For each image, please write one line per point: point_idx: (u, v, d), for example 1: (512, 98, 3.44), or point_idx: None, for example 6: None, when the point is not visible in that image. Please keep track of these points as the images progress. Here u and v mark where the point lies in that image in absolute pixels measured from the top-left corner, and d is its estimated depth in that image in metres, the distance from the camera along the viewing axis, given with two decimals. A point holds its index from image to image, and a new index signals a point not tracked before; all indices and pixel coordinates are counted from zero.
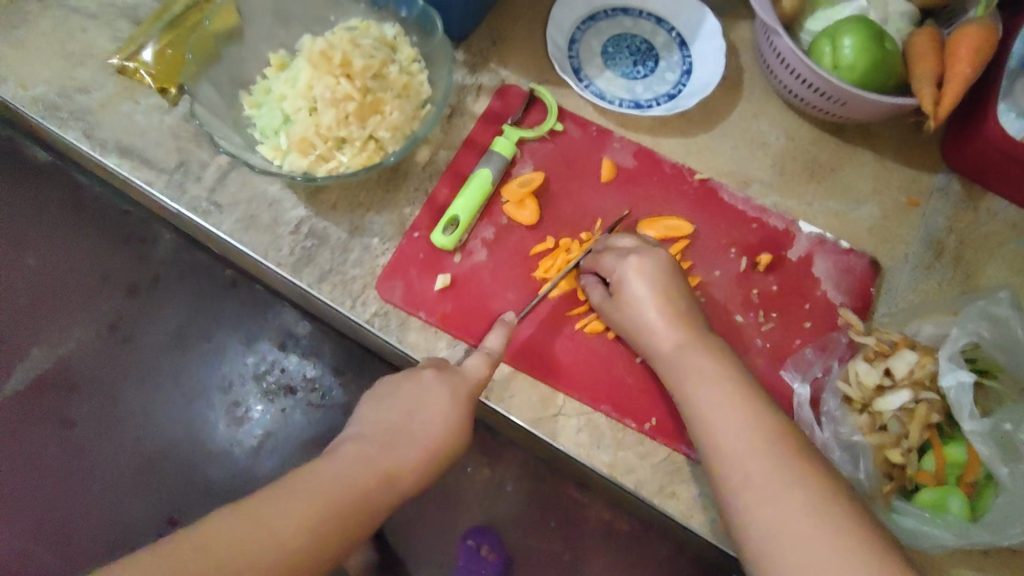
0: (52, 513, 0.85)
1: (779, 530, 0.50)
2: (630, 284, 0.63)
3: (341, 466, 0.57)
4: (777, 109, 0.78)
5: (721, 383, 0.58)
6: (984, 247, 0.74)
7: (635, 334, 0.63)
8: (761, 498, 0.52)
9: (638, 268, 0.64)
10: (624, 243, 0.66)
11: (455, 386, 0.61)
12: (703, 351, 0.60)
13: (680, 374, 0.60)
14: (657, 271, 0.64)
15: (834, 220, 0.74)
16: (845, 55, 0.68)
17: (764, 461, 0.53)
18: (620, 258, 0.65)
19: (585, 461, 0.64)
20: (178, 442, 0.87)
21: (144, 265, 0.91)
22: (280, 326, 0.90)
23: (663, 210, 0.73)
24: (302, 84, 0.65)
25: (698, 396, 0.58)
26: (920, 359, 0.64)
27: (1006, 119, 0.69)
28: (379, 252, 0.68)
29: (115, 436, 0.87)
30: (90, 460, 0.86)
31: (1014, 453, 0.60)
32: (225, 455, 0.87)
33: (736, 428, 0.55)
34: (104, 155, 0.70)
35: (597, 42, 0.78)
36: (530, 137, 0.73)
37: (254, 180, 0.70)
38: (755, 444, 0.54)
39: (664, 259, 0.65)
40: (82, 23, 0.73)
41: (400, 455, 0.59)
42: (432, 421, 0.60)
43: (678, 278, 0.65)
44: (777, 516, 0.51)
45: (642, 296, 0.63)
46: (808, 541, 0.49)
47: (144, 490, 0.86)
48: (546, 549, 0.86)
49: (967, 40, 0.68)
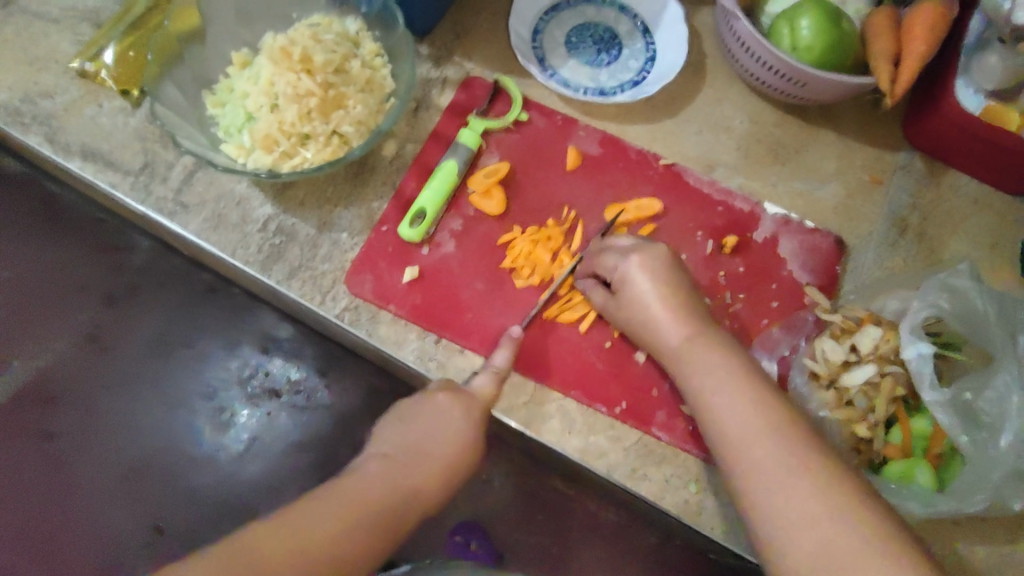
0: (36, 526, 0.83)
1: (799, 532, 0.51)
2: (632, 281, 0.64)
3: (352, 499, 0.55)
4: (741, 93, 0.79)
5: (724, 373, 0.59)
6: (947, 222, 0.75)
7: (642, 329, 0.64)
8: (774, 491, 0.53)
9: (641, 266, 0.64)
10: (621, 245, 0.67)
11: (467, 407, 0.61)
12: (710, 350, 0.60)
13: (693, 373, 0.60)
14: (659, 266, 0.64)
15: (799, 201, 0.75)
16: (802, 36, 0.69)
17: (777, 458, 0.54)
18: (619, 257, 0.65)
19: (558, 447, 0.65)
20: (162, 451, 0.85)
21: (119, 274, 0.89)
22: (261, 331, 0.88)
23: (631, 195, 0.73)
24: (264, 80, 0.65)
25: (710, 400, 0.58)
26: (884, 334, 0.65)
27: (964, 94, 0.71)
28: (348, 247, 0.69)
29: (98, 446, 0.85)
30: (72, 472, 0.84)
31: (975, 422, 0.61)
32: (209, 462, 0.85)
33: (744, 421, 0.56)
34: (67, 159, 0.69)
35: (561, 32, 0.78)
36: (496, 129, 0.74)
37: (221, 179, 0.70)
38: (757, 429, 0.55)
39: (663, 255, 0.65)
40: (43, 28, 0.73)
41: (412, 479, 0.58)
42: (450, 441, 0.60)
43: (680, 274, 0.65)
44: (792, 516, 0.52)
45: (647, 289, 0.63)
46: (815, 524, 0.51)
47: (127, 500, 0.84)
48: (535, 543, 0.85)
49: (922, 18, 0.69)
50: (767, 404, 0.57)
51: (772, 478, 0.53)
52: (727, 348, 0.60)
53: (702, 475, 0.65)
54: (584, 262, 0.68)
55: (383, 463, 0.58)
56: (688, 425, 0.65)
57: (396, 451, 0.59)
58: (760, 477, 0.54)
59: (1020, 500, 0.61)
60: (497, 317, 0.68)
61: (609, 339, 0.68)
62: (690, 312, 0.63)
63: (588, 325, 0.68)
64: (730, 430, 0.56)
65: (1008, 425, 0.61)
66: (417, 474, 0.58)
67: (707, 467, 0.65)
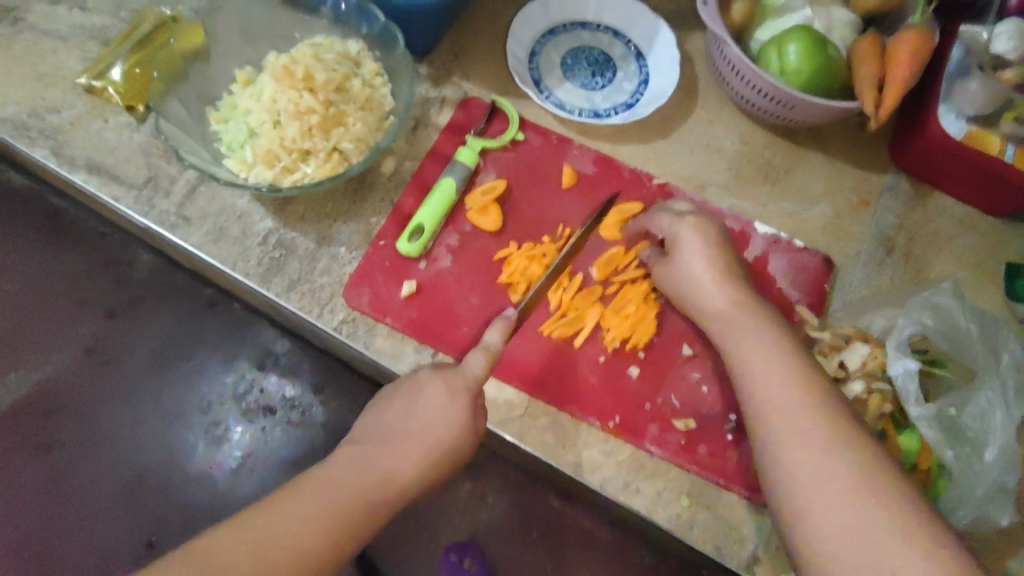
0: (30, 538, 0.82)
1: (812, 491, 0.53)
2: (685, 247, 0.67)
3: (325, 485, 0.57)
4: (731, 115, 0.81)
5: (765, 339, 0.60)
6: (932, 242, 0.77)
7: (685, 294, 0.66)
8: (803, 466, 0.54)
9: (694, 226, 0.68)
10: (677, 208, 0.71)
11: (450, 382, 0.63)
12: (752, 310, 0.63)
13: (727, 335, 0.63)
14: (710, 229, 0.68)
15: (789, 220, 0.77)
16: (789, 62, 0.71)
17: (797, 424, 0.55)
18: (673, 218, 0.69)
19: (553, 461, 0.66)
20: (157, 466, 0.85)
21: (122, 287, 0.91)
22: (259, 345, 0.90)
23: (625, 211, 0.74)
24: (267, 98, 0.67)
25: (744, 356, 0.60)
26: (872, 350, 0.67)
27: (946, 120, 0.72)
28: (347, 261, 0.70)
29: (96, 458, 0.85)
30: (71, 484, 0.84)
31: (959, 437, 0.62)
32: (204, 477, 0.85)
33: (782, 393, 0.57)
34: (73, 172, 0.71)
35: (557, 55, 0.80)
36: (492, 147, 0.75)
37: (223, 194, 0.71)
38: (789, 407, 0.56)
39: (711, 230, 0.68)
40: (52, 45, 0.75)
41: (392, 466, 0.60)
42: (429, 425, 0.61)
43: (727, 245, 0.68)
44: (822, 490, 0.52)
45: (695, 252, 0.66)
46: (843, 499, 0.51)
47: (122, 514, 0.84)
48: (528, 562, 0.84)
49: (905, 44, 0.71)
50: (796, 380, 0.58)
51: (802, 455, 0.54)
52: (768, 314, 0.63)
53: (693, 489, 0.66)
54: (636, 225, 0.72)
55: (362, 450, 0.61)
56: (680, 439, 0.67)
57: (371, 442, 0.62)
58: (779, 433, 0.56)
59: (1005, 515, 0.62)
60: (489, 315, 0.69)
61: (603, 353, 0.69)
62: (731, 276, 0.66)
63: (583, 340, 0.69)
64: (769, 397, 0.57)
65: (991, 441, 0.62)
66: (394, 460, 0.61)
67: (699, 481, 0.66)
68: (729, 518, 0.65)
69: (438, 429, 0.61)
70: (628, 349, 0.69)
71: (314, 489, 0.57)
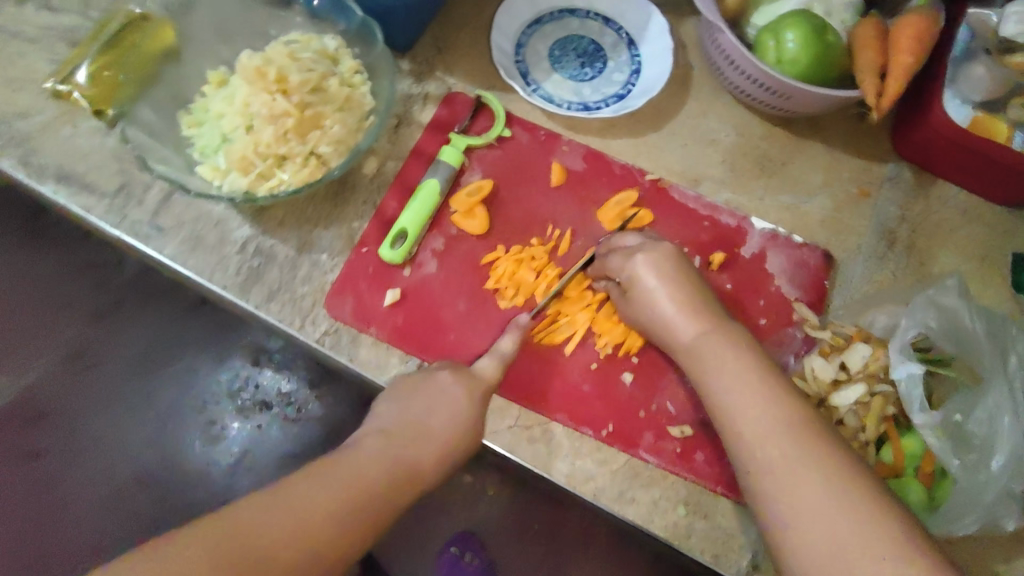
0: (24, 546, 0.81)
1: (808, 519, 0.50)
2: (643, 279, 0.63)
3: (350, 474, 0.53)
4: (726, 106, 0.78)
5: (735, 369, 0.58)
6: (936, 234, 0.74)
7: (655, 330, 0.63)
8: (789, 493, 0.51)
9: (645, 263, 0.63)
10: (628, 245, 0.67)
11: (470, 384, 0.61)
12: (721, 347, 0.59)
13: (700, 372, 0.59)
14: (663, 263, 0.64)
15: (787, 214, 0.74)
16: (788, 50, 0.67)
17: (786, 454, 0.53)
18: (625, 257, 0.65)
19: (545, 472, 0.63)
20: (152, 469, 0.83)
21: (101, 291, 0.86)
22: (249, 344, 0.87)
23: (622, 202, 0.72)
24: (239, 101, 0.64)
25: (715, 388, 0.58)
26: (874, 351, 0.65)
27: (951, 106, 0.69)
28: (328, 268, 0.68)
29: (86, 464, 0.83)
30: (61, 491, 0.82)
31: (965, 444, 0.60)
32: (203, 477, 0.84)
33: (760, 423, 0.55)
34: (42, 182, 0.68)
35: (544, 46, 0.77)
36: (478, 145, 0.73)
37: (199, 201, 0.69)
38: (773, 434, 0.54)
39: (671, 254, 0.64)
40: (19, 47, 0.72)
41: (412, 457, 0.57)
42: (450, 425, 0.58)
43: (688, 275, 0.64)
44: (803, 512, 0.50)
45: (654, 291, 0.63)
46: (827, 523, 0.49)
47: (117, 519, 0.82)
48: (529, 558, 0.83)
49: (907, 29, 0.68)
50: (778, 401, 0.56)
51: (785, 482, 0.52)
52: (738, 343, 0.60)
53: (690, 498, 0.63)
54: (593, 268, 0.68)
55: (381, 439, 0.57)
56: (675, 447, 0.65)
57: (391, 433, 0.58)
58: (761, 465, 0.53)
59: (1012, 520, 0.60)
60: (470, 326, 0.67)
61: (595, 360, 0.67)
62: (698, 308, 0.62)
63: (575, 346, 0.67)
64: (744, 433, 0.55)
65: (999, 446, 0.60)
66: (414, 452, 0.57)
67: (695, 490, 0.64)
68: (728, 527, 0.63)
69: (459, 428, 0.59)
70: (620, 354, 0.67)
71: (336, 478, 0.53)
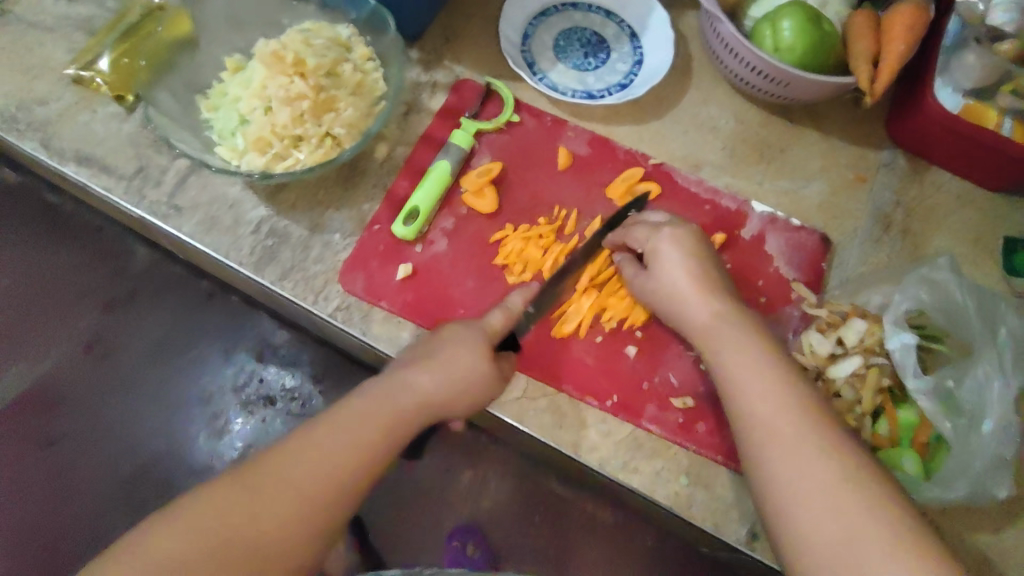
0: (42, 529, 0.84)
1: (793, 482, 0.52)
2: (660, 251, 0.66)
3: (366, 416, 0.56)
4: (725, 94, 0.80)
5: (746, 343, 0.60)
6: (931, 218, 0.76)
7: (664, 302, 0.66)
8: (790, 467, 0.53)
9: (669, 237, 0.66)
10: (652, 220, 0.69)
11: (478, 338, 0.62)
12: (735, 321, 0.62)
13: (714, 343, 0.61)
14: (687, 239, 0.66)
15: (784, 199, 0.76)
16: (784, 38, 0.70)
17: (788, 425, 0.55)
18: (649, 229, 0.68)
19: (550, 442, 0.66)
20: (160, 459, 0.86)
21: (119, 279, 0.90)
22: (258, 337, 0.91)
23: (629, 178, 0.74)
24: (257, 83, 0.67)
25: (728, 362, 0.60)
26: (869, 327, 0.66)
27: (943, 94, 0.72)
28: (340, 248, 0.70)
29: (95, 452, 0.86)
30: (73, 478, 0.85)
31: (956, 410, 0.63)
32: (205, 470, 0.86)
33: (766, 401, 0.56)
34: (63, 163, 0.71)
35: (549, 37, 0.80)
36: (487, 129, 0.75)
37: (214, 182, 0.71)
38: (776, 409, 0.56)
39: (692, 231, 0.67)
40: (38, 36, 0.75)
41: (427, 405, 0.59)
42: (462, 380, 0.60)
43: (707, 249, 0.67)
44: (802, 483, 0.52)
45: (672, 263, 0.65)
46: (825, 493, 0.51)
47: (124, 506, 0.85)
48: (533, 547, 0.89)
49: (903, 18, 0.70)
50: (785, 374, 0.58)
51: (787, 457, 0.53)
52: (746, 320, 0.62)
53: (693, 468, 0.65)
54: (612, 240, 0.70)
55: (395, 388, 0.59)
56: (678, 418, 0.67)
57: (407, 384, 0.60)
58: (751, 423, 0.56)
59: (1002, 487, 0.62)
60: (476, 304, 0.69)
61: (600, 334, 0.69)
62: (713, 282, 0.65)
63: (585, 332, 0.69)
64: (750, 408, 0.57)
65: (989, 413, 0.62)
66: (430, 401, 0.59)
67: (698, 461, 0.66)
68: (729, 496, 0.65)
69: (461, 387, 0.60)
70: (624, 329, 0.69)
71: (345, 431, 0.55)
